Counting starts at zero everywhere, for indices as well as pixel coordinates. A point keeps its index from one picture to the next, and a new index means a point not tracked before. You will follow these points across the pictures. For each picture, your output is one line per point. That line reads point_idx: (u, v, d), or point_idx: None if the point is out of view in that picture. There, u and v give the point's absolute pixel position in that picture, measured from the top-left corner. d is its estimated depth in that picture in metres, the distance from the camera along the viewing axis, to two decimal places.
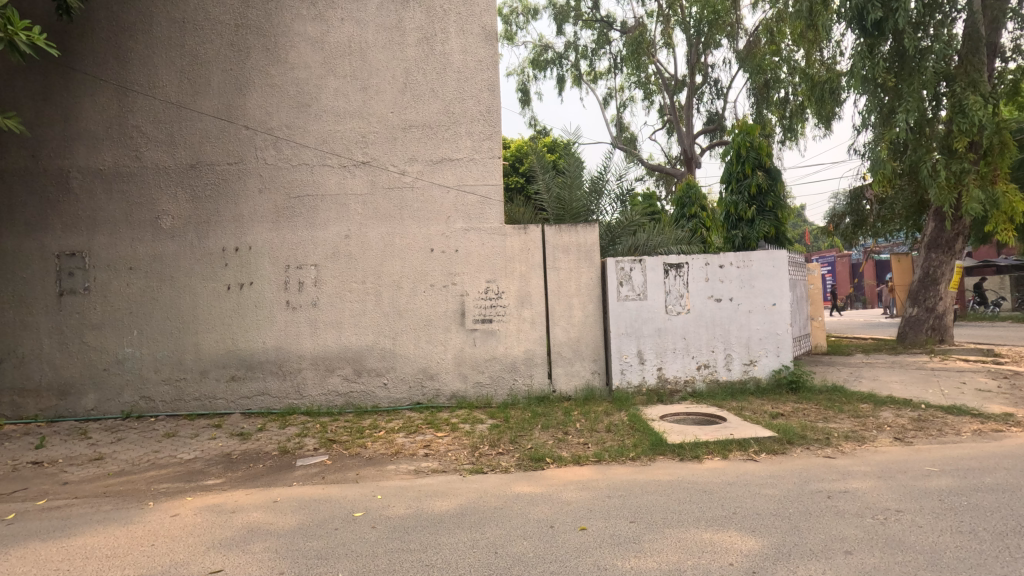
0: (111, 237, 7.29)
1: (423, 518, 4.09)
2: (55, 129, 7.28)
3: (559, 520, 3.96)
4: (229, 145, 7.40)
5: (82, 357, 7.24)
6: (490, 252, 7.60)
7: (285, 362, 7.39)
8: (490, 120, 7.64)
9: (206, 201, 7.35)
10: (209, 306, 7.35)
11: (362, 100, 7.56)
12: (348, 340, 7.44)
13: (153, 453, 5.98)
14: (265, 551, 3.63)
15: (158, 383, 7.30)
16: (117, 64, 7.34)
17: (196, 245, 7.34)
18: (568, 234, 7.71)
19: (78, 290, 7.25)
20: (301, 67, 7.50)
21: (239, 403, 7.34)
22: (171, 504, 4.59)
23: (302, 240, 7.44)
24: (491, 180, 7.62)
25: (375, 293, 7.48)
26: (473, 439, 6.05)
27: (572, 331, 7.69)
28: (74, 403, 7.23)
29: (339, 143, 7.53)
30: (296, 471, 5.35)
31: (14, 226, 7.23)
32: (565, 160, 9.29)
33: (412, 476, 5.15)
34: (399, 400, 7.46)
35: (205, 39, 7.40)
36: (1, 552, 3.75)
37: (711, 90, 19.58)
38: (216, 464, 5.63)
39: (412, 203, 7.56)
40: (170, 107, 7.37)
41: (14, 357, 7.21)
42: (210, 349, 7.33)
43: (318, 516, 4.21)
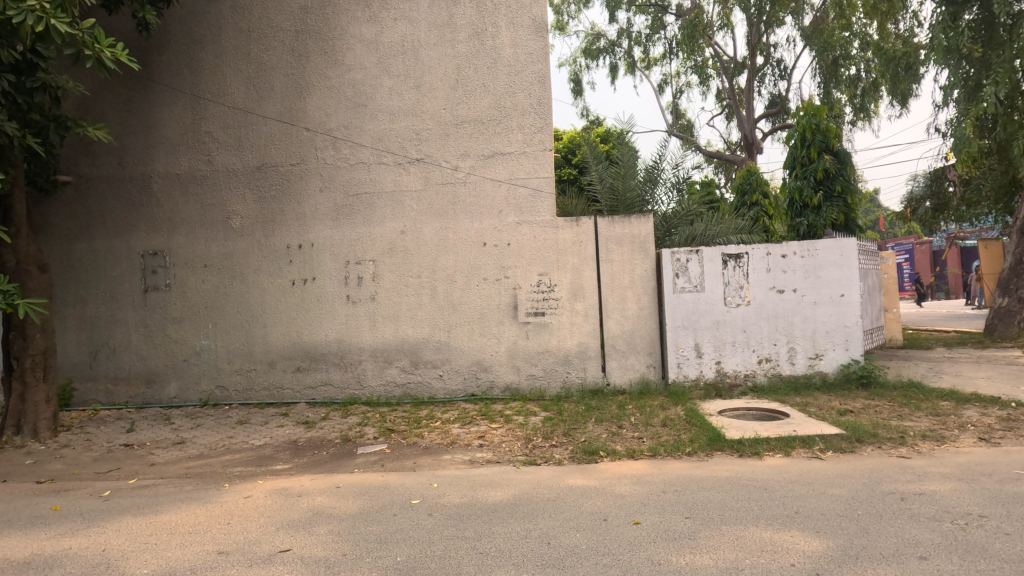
0: (187, 236, 7.81)
1: (477, 507, 4.18)
2: (138, 137, 7.86)
3: (612, 514, 3.94)
4: (292, 147, 7.75)
5: (164, 349, 7.82)
6: (542, 245, 7.60)
7: (346, 354, 7.69)
8: (542, 113, 7.62)
9: (272, 201, 7.74)
10: (276, 301, 7.75)
11: (415, 98, 7.72)
12: (404, 333, 7.66)
13: (228, 438, 6.39)
14: (329, 533, 3.81)
15: (231, 373, 7.78)
16: (190, 74, 7.82)
17: (263, 243, 7.75)
18: (621, 226, 7.60)
19: (161, 286, 7.82)
20: (357, 68, 7.73)
21: (305, 393, 7.71)
22: (244, 486, 4.91)
23: (360, 236, 7.70)
24: (543, 173, 7.61)
25: (429, 287, 7.66)
26: (527, 431, 6.10)
27: (627, 324, 7.58)
28: (159, 391, 7.82)
29: (394, 141, 7.72)
30: (358, 458, 5.58)
31: (105, 228, 7.88)
32: (618, 150, 9.13)
33: (467, 466, 5.26)
34: (454, 391, 7.62)
35: (268, 46, 7.75)
36: (99, 525, 4.13)
37: (774, 71, 18.66)
38: (284, 450, 5.96)
39: (465, 197, 7.66)
40: (238, 113, 7.79)
41: (106, 349, 7.87)
42: (278, 341, 7.74)
43: (378, 502, 4.38)
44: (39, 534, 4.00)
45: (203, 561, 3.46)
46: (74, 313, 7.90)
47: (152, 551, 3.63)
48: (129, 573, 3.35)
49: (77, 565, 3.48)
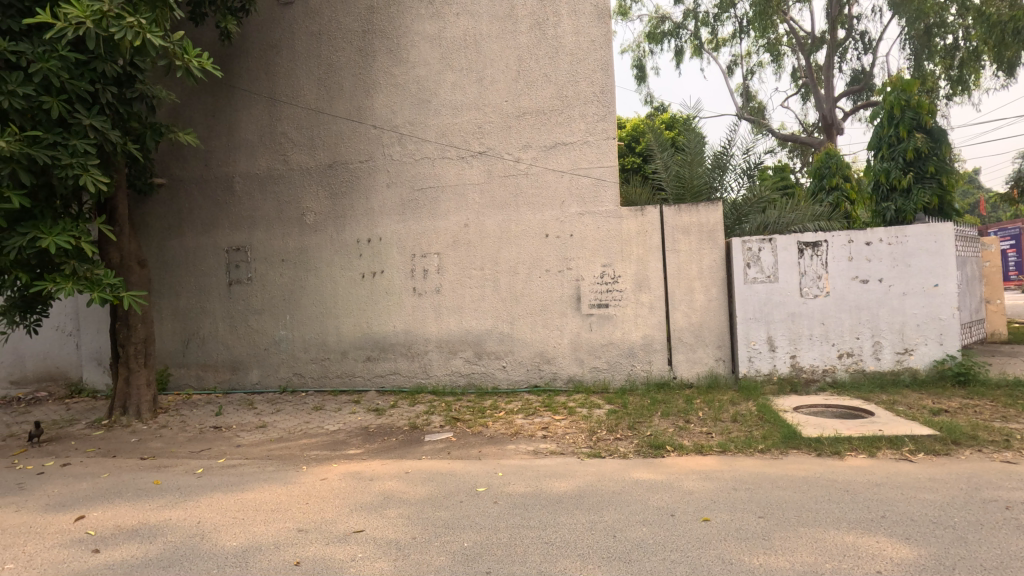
0: (266, 232, 8.29)
1: (542, 497, 4.20)
2: (222, 140, 8.39)
3: (680, 510, 3.84)
4: (360, 144, 8.03)
5: (247, 338, 8.36)
6: (606, 235, 7.48)
7: (413, 344, 7.93)
8: (605, 100, 7.49)
9: (343, 197, 8.06)
10: (347, 293, 8.09)
11: (478, 92, 7.78)
12: (469, 324, 7.79)
13: (306, 423, 6.76)
14: (399, 516, 3.96)
15: (306, 361, 8.21)
16: (267, 79, 8.26)
17: (335, 238, 8.10)
18: (688, 214, 7.35)
19: (243, 280, 8.35)
20: (421, 64, 7.89)
21: (375, 381, 8.02)
22: (321, 468, 5.19)
23: (425, 230, 7.89)
24: (606, 162, 7.49)
25: (492, 279, 7.73)
26: (591, 424, 6.06)
27: (694, 316, 7.35)
28: (243, 378, 8.38)
29: (457, 135, 7.83)
30: (425, 445, 5.75)
31: (194, 226, 8.49)
32: (685, 137, 8.83)
33: (532, 456, 5.29)
34: (518, 382, 7.67)
35: (338, 47, 8.05)
36: (195, 499, 4.51)
37: (857, 44, 17.37)
38: (357, 435, 6.24)
39: (527, 189, 7.66)
40: (311, 113, 8.15)
41: (197, 338, 8.50)
42: (349, 331, 8.09)
43: (445, 488, 4.50)
44: (145, 504, 4.41)
45: (285, 537, 3.68)
46: (169, 305, 8.59)
47: (240, 526, 3.91)
48: (220, 544, 3.62)
49: (177, 535, 3.79)
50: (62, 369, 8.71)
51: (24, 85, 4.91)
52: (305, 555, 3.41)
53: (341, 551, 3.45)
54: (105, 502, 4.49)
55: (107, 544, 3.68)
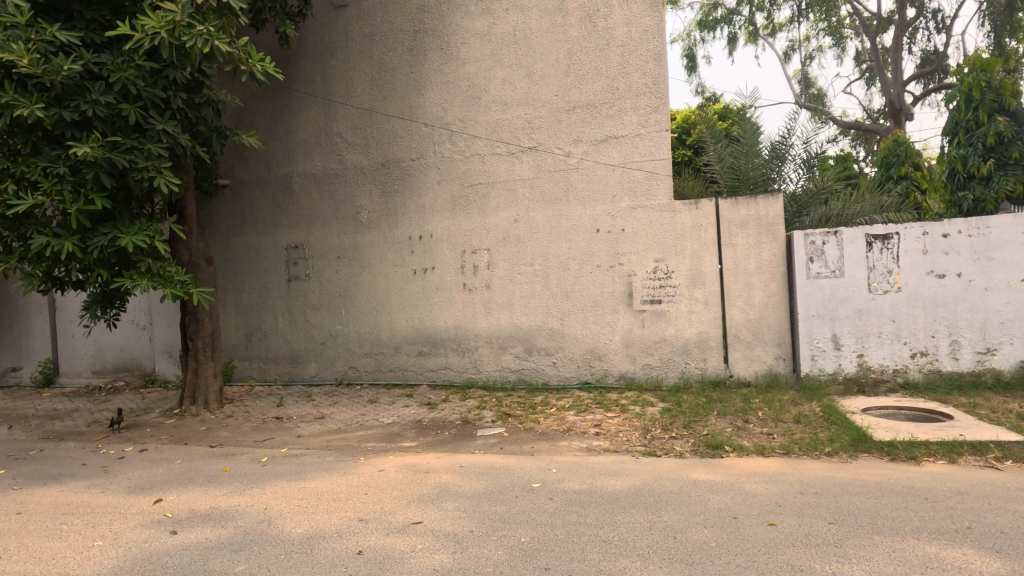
0: (323, 230, 8.54)
1: (598, 495, 4.14)
2: (281, 141, 8.70)
3: (743, 513, 3.71)
4: (412, 142, 8.16)
5: (305, 332, 8.66)
6: (659, 230, 7.32)
7: (464, 340, 8.00)
8: (658, 91, 7.32)
9: (395, 195, 8.22)
10: (400, 289, 8.25)
11: (527, 87, 7.75)
12: (519, 320, 7.79)
13: (362, 416, 6.95)
14: (455, 509, 4.00)
15: (361, 355, 8.43)
16: (323, 80, 8.49)
17: (388, 235, 8.27)
18: (746, 207, 7.09)
19: (302, 276, 8.64)
20: (472, 61, 7.93)
21: (426, 375, 8.16)
22: (378, 460, 5.32)
23: (475, 225, 7.94)
24: (659, 155, 7.32)
25: (543, 275, 7.70)
26: (644, 422, 5.94)
27: (752, 312, 7.09)
28: (301, 371, 8.69)
29: (507, 131, 7.83)
30: (478, 440, 5.79)
31: (255, 225, 8.85)
32: (740, 127, 8.56)
33: (585, 453, 5.24)
34: (568, 378, 7.63)
35: (390, 47, 8.19)
36: (261, 486, 4.71)
37: (929, 23, 16.30)
38: (411, 428, 6.36)
39: (578, 183, 7.58)
40: (364, 113, 8.33)
41: (259, 332, 8.87)
42: (402, 326, 8.25)
43: (500, 483, 4.51)
44: (216, 490, 4.64)
45: (347, 526, 3.78)
46: (232, 300, 8.99)
47: (304, 513, 4.05)
48: (287, 531, 3.75)
49: (246, 520, 3.97)
50: (138, 360, 9.28)
51: (106, 93, 5.21)
52: (367, 544, 3.49)
53: (401, 541, 3.52)
54: (179, 487, 4.75)
55: (183, 527, 3.89)
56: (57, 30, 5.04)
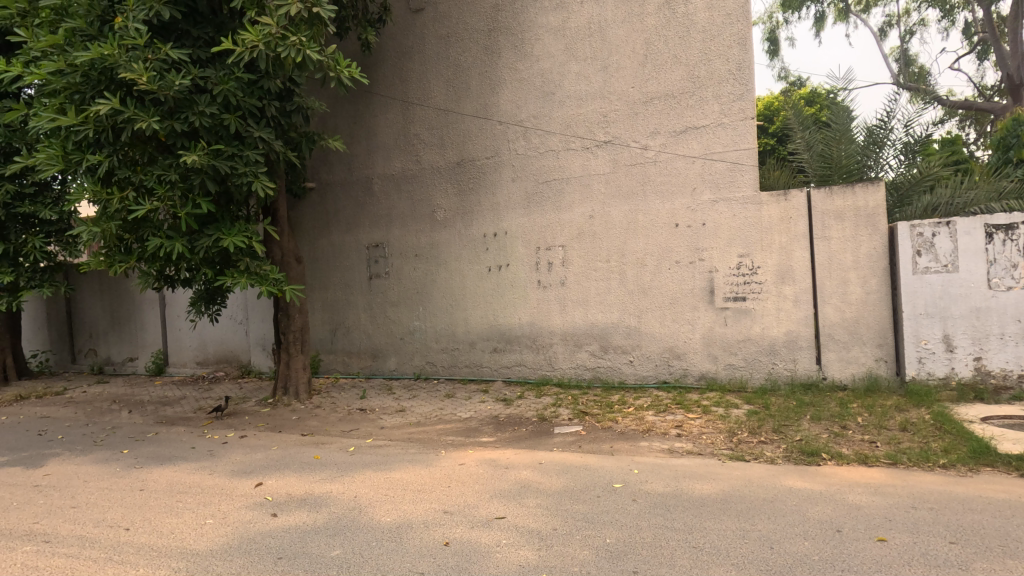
0: (402, 229, 8.82)
1: (684, 499, 4.00)
2: (361, 144, 9.05)
3: (848, 525, 3.46)
4: (487, 141, 8.24)
5: (385, 328, 8.98)
6: (743, 223, 6.97)
7: (539, 336, 8.00)
8: (742, 78, 6.96)
9: (470, 193, 8.34)
10: (475, 287, 8.37)
11: (603, 80, 7.61)
12: (594, 317, 7.68)
13: (440, 410, 7.11)
14: (537, 506, 4.00)
15: (438, 351, 8.64)
16: (401, 83, 8.74)
17: (464, 232, 8.40)
18: (842, 197, 6.61)
19: (382, 274, 8.97)
20: (545, 57, 7.89)
21: (501, 371, 8.24)
22: (458, 454, 5.41)
23: (550, 222, 7.90)
24: (743, 145, 6.96)
25: (619, 272, 7.55)
26: (729, 424, 5.68)
27: (848, 310, 6.60)
28: (382, 364, 9.03)
29: (582, 125, 7.73)
30: (555, 438, 5.76)
31: (339, 225, 9.26)
32: (830, 111, 7.97)
33: (667, 455, 5.08)
34: (645, 377, 7.43)
35: (465, 48, 8.31)
36: (351, 474, 4.92)
37: None
38: (488, 424, 6.43)
39: (656, 177, 7.36)
40: (440, 113, 8.51)
41: (342, 327, 9.30)
42: (477, 323, 8.37)
43: (581, 481, 4.46)
44: (310, 476, 4.90)
45: (433, 517, 3.87)
46: (318, 297, 9.46)
47: (392, 503, 4.18)
48: (377, 519, 3.90)
49: (338, 506, 4.16)
50: (236, 353, 10.01)
51: (210, 105, 5.62)
52: (453, 536, 3.56)
53: (486, 535, 3.56)
54: (277, 472, 5.06)
55: (282, 510, 4.13)
56: (169, 48, 5.48)
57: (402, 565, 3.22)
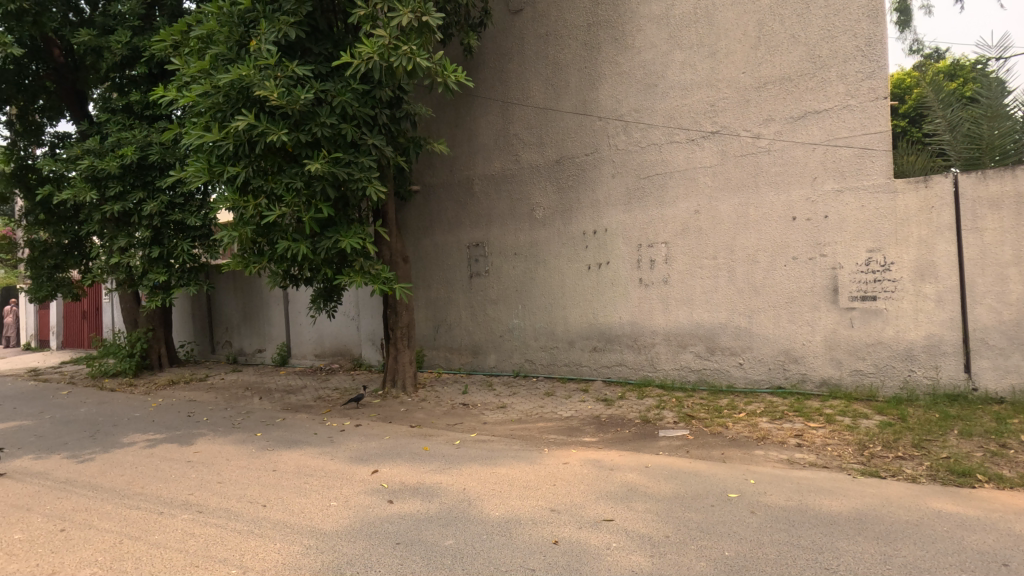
0: (501, 228, 8.96)
1: (811, 515, 3.69)
2: (463, 146, 9.30)
3: (1017, 560, 3.02)
4: (586, 137, 8.15)
5: (486, 325, 9.18)
6: (874, 215, 6.31)
7: (640, 336, 7.79)
8: (872, 54, 6.31)
9: (569, 190, 8.29)
10: (575, 285, 8.32)
11: (710, 68, 7.23)
12: (700, 317, 7.33)
13: (541, 407, 7.14)
14: (647, 511, 3.88)
15: (537, 349, 8.69)
16: (500, 85, 8.88)
17: (563, 231, 8.38)
18: (997, 182, 5.79)
19: (482, 273, 9.17)
20: (648, 48, 7.65)
21: (601, 371, 8.12)
22: (561, 452, 5.40)
23: (652, 218, 7.66)
24: (874, 128, 6.30)
25: (727, 269, 7.14)
26: (858, 436, 5.17)
27: (1006, 311, 5.76)
28: (482, 361, 9.24)
29: (687, 116, 7.40)
30: (661, 441, 5.57)
31: (441, 226, 9.60)
32: (979, 85, 6.98)
33: (786, 466, 4.73)
34: (758, 382, 6.98)
35: (564, 45, 8.28)
36: (458, 467, 5.07)
37: None
38: (589, 424, 6.36)
39: (769, 168, 6.87)
40: (539, 112, 8.54)
41: (445, 324, 9.62)
42: (576, 322, 8.31)
43: (692, 488, 4.27)
44: (421, 467, 5.12)
45: (540, 515, 3.88)
46: (422, 295, 9.85)
47: (500, 498, 4.26)
48: (486, 512, 3.99)
49: (449, 497, 4.31)
50: (350, 347, 10.73)
51: (330, 116, 6.06)
52: (562, 535, 3.54)
53: (596, 537, 3.50)
54: (390, 461, 5.34)
55: (398, 497, 4.35)
56: (295, 66, 5.97)
57: (514, 561, 3.25)
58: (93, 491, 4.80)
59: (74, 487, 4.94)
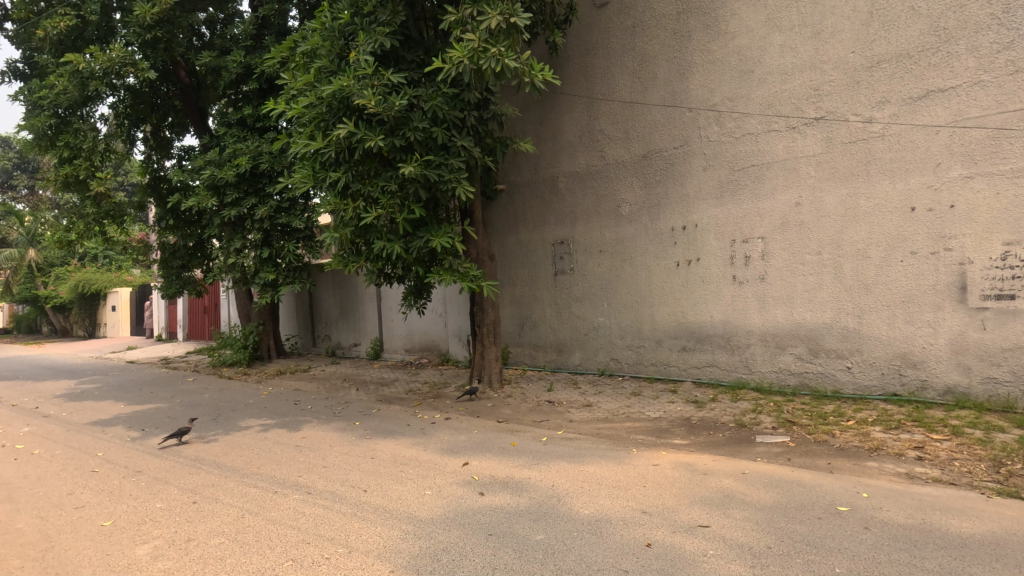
0: (586, 225, 8.89)
1: (935, 535, 3.36)
2: (547, 144, 9.32)
3: None
4: (674, 130, 7.89)
5: (570, 323, 9.15)
6: (1012, 204, 5.60)
7: (733, 336, 7.43)
8: (1011, 21, 5.60)
9: (657, 185, 8.07)
10: (663, 283, 8.08)
11: (814, 49, 6.74)
12: (801, 317, 6.87)
13: (628, 407, 7.02)
14: (746, 519, 3.70)
15: (623, 348, 8.55)
16: (586, 81, 8.80)
17: (650, 227, 8.16)
18: None
19: (567, 270, 9.14)
20: (743, 33, 7.26)
21: (691, 372, 7.84)
22: (650, 454, 5.28)
23: (747, 212, 7.27)
24: (1013, 106, 5.59)
25: (833, 265, 6.63)
26: (992, 451, 4.62)
27: None
28: (567, 359, 9.22)
29: (787, 103, 6.95)
30: (759, 447, 5.29)
31: (526, 224, 9.68)
32: None
33: (905, 480, 4.32)
34: (869, 388, 6.43)
35: (652, 36, 8.05)
36: (546, 463, 5.11)
37: None
38: (679, 426, 6.16)
39: (884, 154, 6.29)
40: (625, 106, 8.37)
41: (530, 321, 9.69)
42: (664, 321, 8.08)
43: (796, 498, 4.02)
44: (509, 461, 5.21)
45: (631, 516, 3.82)
46: (507, 292, 9.99)
47: (589, 496, 4.23)
48: (576, 509, 3.99)
49: (538, 493, 4.35)
50: (438, 342, 11.10)
51: (422, 120, 6.31)
52: (655, 538, 3.47)
53: (691, 542, 3.40)
54: (480, 454, 5.48)
55: (488, 490, 4.45)
56: (390, 74, 6.28)
57: (606, 560, 3.23)
58: (218, 469, 5.33)
59: (202, 464, 5.51)
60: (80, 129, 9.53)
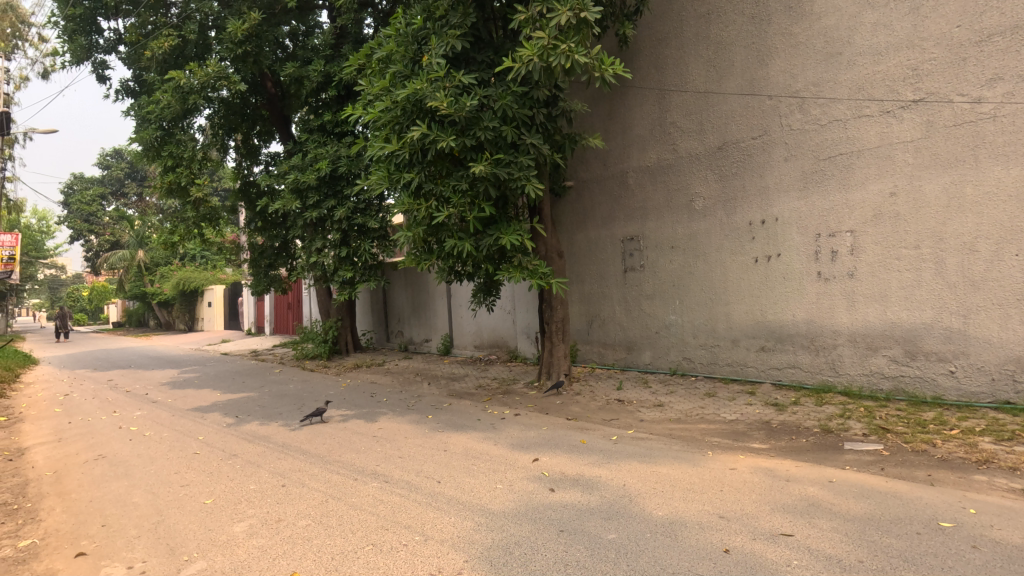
0: (657, 221, 8.68)
1: None
2: (617, 138, 9.16)
3: None
4: (752, 119, 7.54)
5: (641, 321, 8.96)
6: None
7: (818, 336, 7.00)
8: None
9: (733, 178, 7.74)
10: (739, 279, 7.75)
11: (912, 26, 6.22)
12: (896, 316, 6.37)
13: (702, 408, 6.79)
14: (834, 530, 3.49)
15: (696, 347, 8.28)
16: (657, 72, 8.56)
17: (726, 221, 7.84)
18: None
19: (637, 267, 8.96)
20: (830, 13, 6.80)
21: (770, 373, 7.48)
22: (727, 457, 5.08)
23: (834, 205, 6.82)
24: None
25: (934, 260, 6.09)
26: None
27: None
28: (637, 358, 9.04)
29: (880, 85, 6.44)
30: (847, 454, 4.96)
31: (595, 220, 9.57)
32: None
33: (1021, 497, 3.91)
34: (975, 395, 5.87)
35: (729, 22, 7.72)
36: (617, 463, 5.04)
37: None
38: (758, 429, 5.89)
39: (995, 138, 5.71)
40: (699, 97, 8.09)
41: (598, 319, 9.58)
42: (741, 319, 7.74)
43: (890, 511, 3.74)
44: (579, 459, 5.19)
45: (707, 520, 3.70)
46: (576, 289, 9.92)
47: (663, 498, 4.14)
48: (649, 510, 3.91)
49: (610, 492, 4.31)
50: (506, 339, 11.22)
51: (493, 120, 6.39)
52: (734, 545, 3.34)
53: (773, 551, 3.25)
54: (550, 451, 5.49)
55: (559, 487, 4.46)
56: (461, 75, 6.41)
57: (682, 564, 3.15)
58: (303, 455, 5.67)
59: (289, 450, 5.87)
60: (181, 140, 10.47)
